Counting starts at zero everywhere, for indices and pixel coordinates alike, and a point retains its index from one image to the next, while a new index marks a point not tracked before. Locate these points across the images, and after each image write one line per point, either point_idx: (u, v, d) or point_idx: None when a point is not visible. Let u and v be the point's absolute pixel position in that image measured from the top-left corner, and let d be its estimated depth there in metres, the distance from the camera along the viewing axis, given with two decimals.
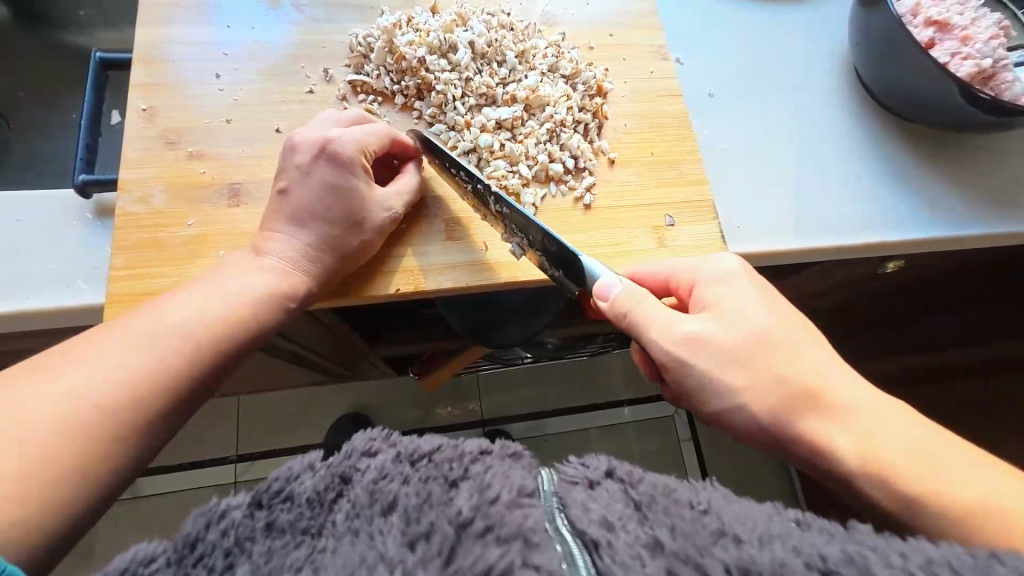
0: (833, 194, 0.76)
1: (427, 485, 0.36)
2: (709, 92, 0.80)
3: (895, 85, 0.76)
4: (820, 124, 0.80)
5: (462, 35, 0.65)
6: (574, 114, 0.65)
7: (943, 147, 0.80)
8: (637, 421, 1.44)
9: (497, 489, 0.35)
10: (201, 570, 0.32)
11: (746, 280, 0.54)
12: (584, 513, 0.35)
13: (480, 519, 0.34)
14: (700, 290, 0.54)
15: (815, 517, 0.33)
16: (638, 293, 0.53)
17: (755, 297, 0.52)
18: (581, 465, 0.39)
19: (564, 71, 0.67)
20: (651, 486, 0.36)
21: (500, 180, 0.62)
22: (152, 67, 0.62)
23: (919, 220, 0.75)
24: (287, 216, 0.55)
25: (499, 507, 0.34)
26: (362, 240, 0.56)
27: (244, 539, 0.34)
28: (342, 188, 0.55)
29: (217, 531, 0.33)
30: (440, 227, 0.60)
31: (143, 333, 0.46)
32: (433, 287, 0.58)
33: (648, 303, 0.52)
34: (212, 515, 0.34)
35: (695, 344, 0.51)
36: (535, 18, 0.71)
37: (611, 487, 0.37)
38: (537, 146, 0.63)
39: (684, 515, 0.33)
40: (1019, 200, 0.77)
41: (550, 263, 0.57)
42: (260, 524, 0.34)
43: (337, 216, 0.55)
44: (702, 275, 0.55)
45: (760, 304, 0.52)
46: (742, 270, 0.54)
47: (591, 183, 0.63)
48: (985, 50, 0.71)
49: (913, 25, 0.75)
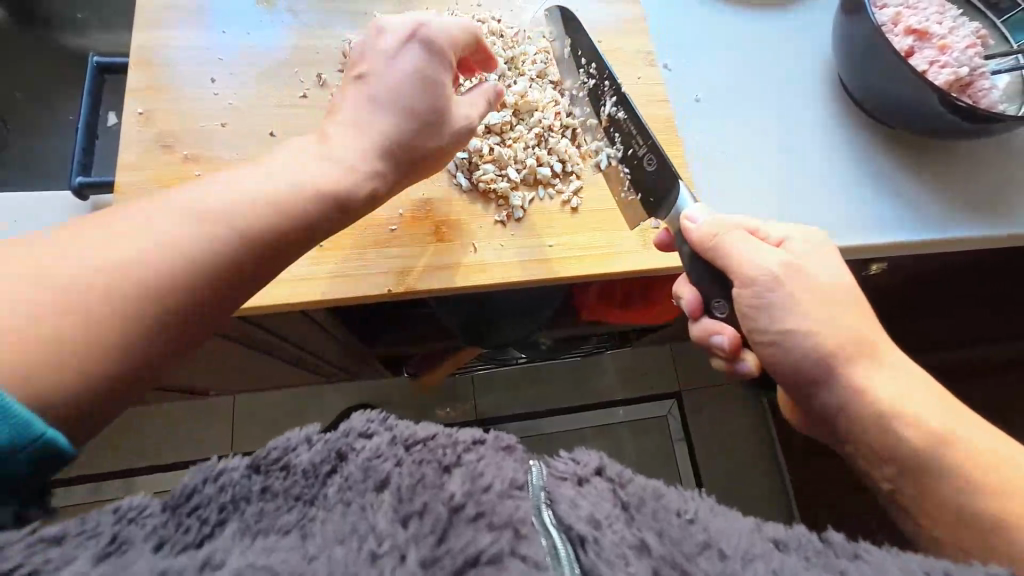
0: (814, 196, 0.78)
1: (422, 467, 0.38)
2: (695, 97, 0.82)
3: (879, 91, 0.78)
4: (804, 131, 0.82)
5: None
6: (562, 118, 0.67)
7: (927, 152, 0.82)
8: (629, 420, 1.45)
9: (490, 478, 0.37)
10: (195, 521, 0.34)
11: (833, 246, 0.56)
12: (573, 509, 0.37)
13: (471, 505, 0.36)
14: (792, 243, 0.55)
15: (795, 539, 0.35)
16: (724, 222, 0.56)
17: (840, 268, 0.54)
18: (571, 461, 0.42)
19: (553, 78, 0.69)
20: (640, 488, 0.39)
21: (489, 183, 0.63)
22: (150, 71, 0.63)
23: (898, 223, 0.78)
24: (365, 99, 0.56)
25: (491, 496, 0.36)
26: (433, 144, 0.57)
27: (240, 499, 0.35)
28: (432, 82, 0.57)
29: (217, 487, 0.35)
30: (431, 228, 0.61)
31: (128, 237, 0.42)
32: (423, 287, 0.58)
33: (739, 235, 0.54)
34: (210, 474, 0.36)
35: (787, 274, 0.52)
36: (526, 24, 0.72)
37: (600, 485, 0.40)
38: (525, 151, 0.65)
39: (673, 522, 0.36)
40: (998, 202, 0.79)
41: (633, 187, 0.64)
42: (255, 487, 0.36)
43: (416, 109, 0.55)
44: (795, 232, 0.56)
45: (841, 268, 0.54)
46: (829, 242, 0.56)
47: (578, 187, 0.65)
48: (962, 59, 0.73)
49: (894, 33, 0.77)
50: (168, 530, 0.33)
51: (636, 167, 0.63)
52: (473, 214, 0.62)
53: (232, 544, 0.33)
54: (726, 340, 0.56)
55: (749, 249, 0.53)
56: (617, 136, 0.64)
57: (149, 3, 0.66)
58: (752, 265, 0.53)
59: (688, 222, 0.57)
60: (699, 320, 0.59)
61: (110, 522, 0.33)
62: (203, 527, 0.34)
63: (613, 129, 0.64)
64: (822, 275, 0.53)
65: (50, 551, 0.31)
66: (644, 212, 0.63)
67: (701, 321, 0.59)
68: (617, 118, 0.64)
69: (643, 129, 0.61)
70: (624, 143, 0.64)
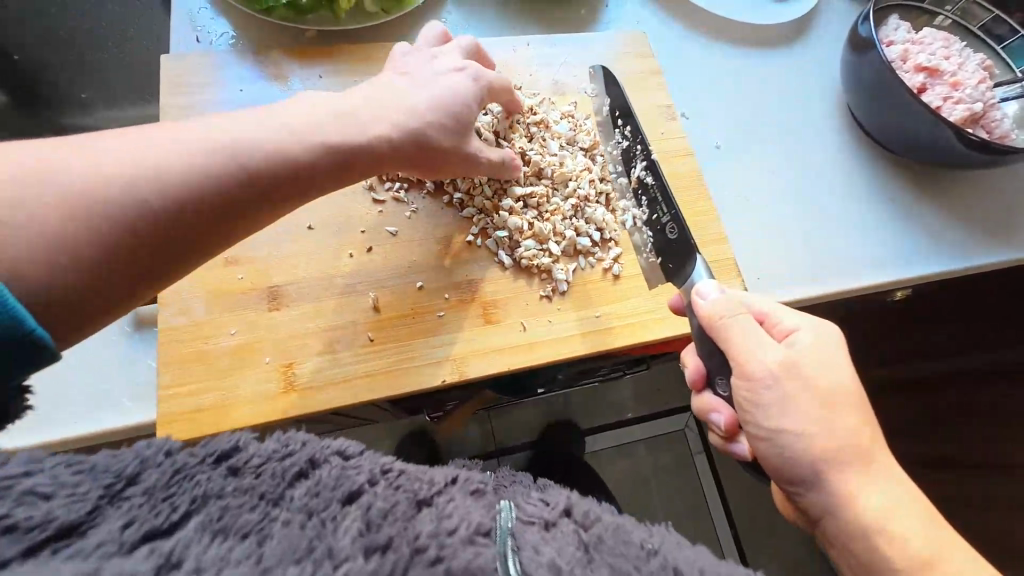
0: (842, 236, 0.79)
1: (396, 495, 0.38)
2: (716, 144, 0.82)
3: (893, 127, 0.79)
4: (823, 170, 0.83)
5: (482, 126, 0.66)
6: (596, 186, 0.67)
7: (943, 181, 0.83)
8: (645, 437, 1.26)
9: (457, 522, 0.37)
10: (165, 508, 0.33)
11: (839, 345, 0.54)
12: (535, 555, 0.37)
13: (434, 548, 0.35)
14: (798, 334, 0.54)
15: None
16: (733, 305, 0.55)
17: (845, 363, 0.52)
18: (540, 505, 0.43)
19: (583, 144, 0.69)
20: (602, 528, 0.41)
21: (531, 260, 0.62)
22: None
23: (923, 256, 0.79)
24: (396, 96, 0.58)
25: (455, 540, 0.36)
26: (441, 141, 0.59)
27: (209, 493, 0.35)
28: (465, 92, 0.60)
29: (189, 482, 0.35)
30: (477, 310, 0.60)
31: (116, 158, 0.43)
32: (477, 374, 0.58)
33: (743, 319, 0.54)
34: (188, 469, 0.36)
35: (787, 368, 0.51)
36: (547, 89, 0.74)
37: (565, 529, 0.41)
38: (563, 222, 0.65)
39: (633, 552, 0.40)
40: (1016, 226, 0.81)
41: (652, 250, 0.65)
42: (227, 482, 0.36)
43: (443, 109, 0.58)
44: (805, 323, 0.54)
45: (845, 366, 0.52)
46: (838, 337, 0.54)
47: (617, 254, 0.65)
48: (975, 95, 0.75)
49: (904, 70, 0.78)
50: (139, 513, 0.33)
51: (660, 233, 0.64)
52: (519, 293, 0.62)
53: (192, 538, 0.32)
54: (722, 421, 0.58)
55: (752, 339, 0.53)
56: (644, 198, 0.66)
57: (175, 100, 0.65)
58: (752, 358, 0.52)
59: (698, 297, 0.56)
60: (702, 393, 0.60)
61: (98, 491, 0.33)
62: (171, 513, 0.33)
63: (640, 192, 0.66)
64: (826, 369, 0.52)
65: (36, 508, 0.31)
66: (664, 277, 0.63)
67: (702, 394, 0.60)
68: (646, 181, 0.66)
69: (666, 197, 0.63)
70: (648, 207, 0.65)
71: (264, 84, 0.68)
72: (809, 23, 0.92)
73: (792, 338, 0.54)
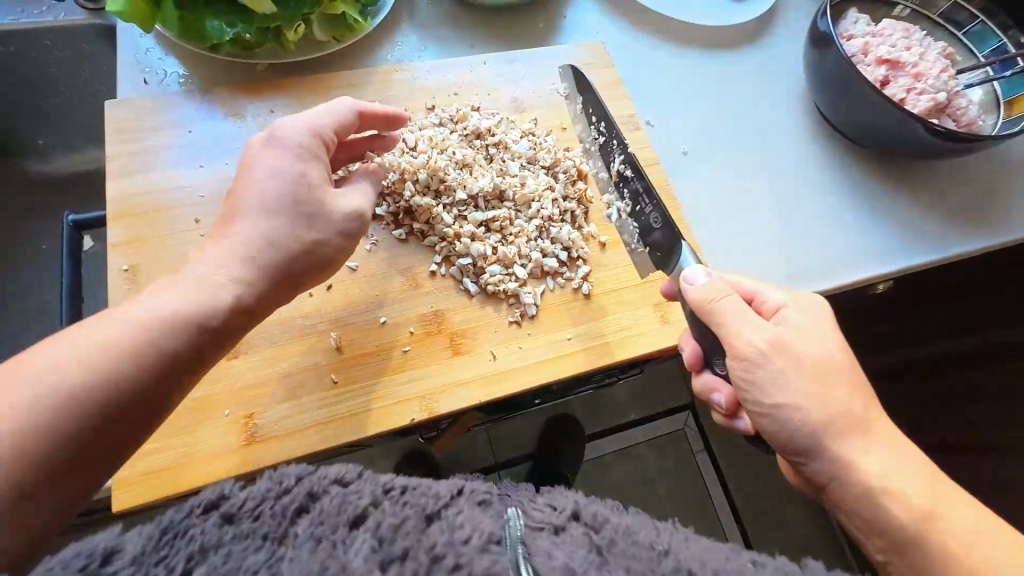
0: (817, 234, 0.78)
1: (405, 511, 0.39)
2: (683, 150, 0.81)
3: (860, 121, 0.79)
4: (793, 168, 0.82)
5: (435, 160, 0.64)
6: (560, 204, 0.65)
7: (914, 171, 0.83)
8: (647, 438, 1.26)
9: (469, 531, 0.38)
10: (162, 569, 0.34)
11: (828, 323, 0.53)
12: (548, 560, 0.39)
13: (451, 556, 0.37)
14: (786, 312, 0.53)
15: (769, 558, 0.40)
16: (722, 286, 0.54)
17: (835, 337, 0.52)
18: (548, 510, 0.44)
19: (545, 162, 0.67)
20: (612, 530, 0.42)
21: (497, 286, 0.61)
22: (128, 221, 0.59)
23: (900, 248, 0.78)
24: (238, 215, 0.52)
25: (471, 548, 0.37)
26: (314, 237, 0.53)
27: (207, 545, 0.35)
28: (295, 179, 0.53)
29: (181, 538, 0.35)
30: (446, 342, 0.59)
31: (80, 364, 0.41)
32: (448, 409, 0.56)
33: (733, 298, 0.52)
34: (177, 526, 0.36)
35: (781, 347, 0.50)
36: (506, 108, 0.72)
37: (574, 533, 0.43)
38: (528, 244, 0.63)
39: (645, 555, 0.40)
40: (990, 210, 0.80)
41: (640, 239, 0.64)
42: (225, 533, 0.36)
43: (280, 206, 0.52)
44: (792, 299, 0.54)
45: (835, 345, 0.51)
46: (825, 310, 0.54)
47: (587, 272, 0.63)
48: (938, 84, 0.75)
49: (866, 64, 0.78)
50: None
51: (644, 224, 0.64)
52: (488, 321, 0.60)
53: None
54: (722, 398, 0.56)
55: (745, 318, 0.51)
56: (627, 191, 0.66)
57: (119, 149, 0.63)
58: (744, 339, 0.50)
59: (686, 281, 0.55)
60: (700, 373, 0.58)
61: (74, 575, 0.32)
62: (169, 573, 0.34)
63: (622, 185, 0.66)
64: (818, 344, 0.51)
65: None
66: (654, 265, 0.63)
67: (700, 374, 0.59)
68: (626, 174, 0.66)
69: (648, 189, 0.63)
70: (629, 199, 0.65)
71: (213, 124, 0.66)
72: (769, 21, 0.92)
73: (781, 317, 0.53)
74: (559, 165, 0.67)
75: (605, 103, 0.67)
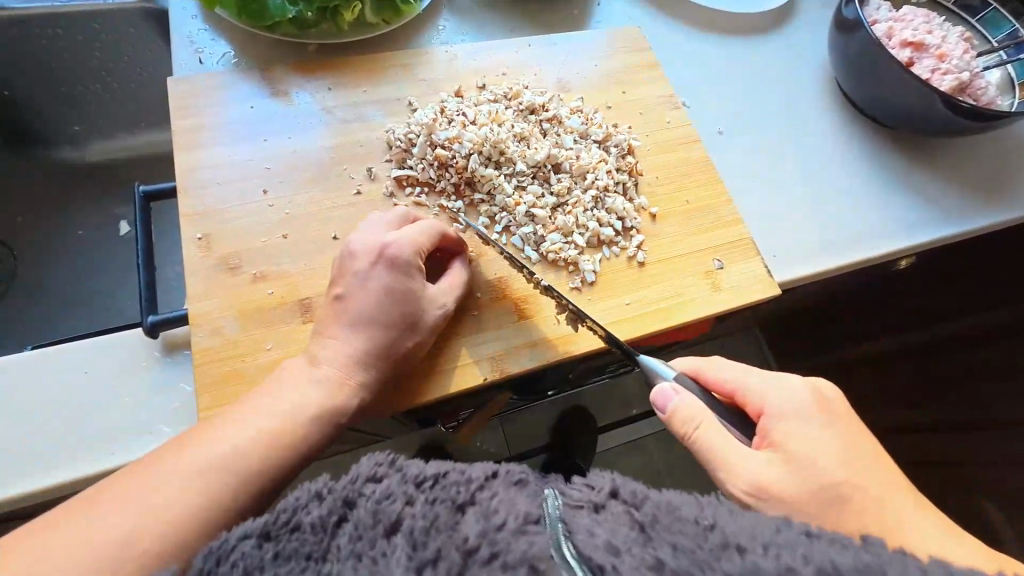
0: (848, 208, 0.82)
1: (434, 508, 0.36)
2: (718, 130, 0.84)
3: (886, 100, 0.82)
4: (823, 147, 0.85)
5: (494, 133, 0.66)
6: (613, 176, 0.68)
7: (935, 149, 0.86)
8: (655, 431, 1.16)
9: (503, 516, 0.36)
10: None
11: (812, 415, 0.47)
12: (589, 538, 0.35)
13: (485, 546, 0.34)
14: (771, 426, 0.47)
15: (823, 529, 0.35)
16: (698, 411, 0.48)
17: (826, 442, 0.45)
18: (585, 488, 0.40)
19: (596, 137, 0.70)
20: (654, 505, 0.37)
21: (558, 252, 0.63)
22: (195, 193, 0.61)
23: (927, 221, 0.82)
24: (342, 323, 0.54)
25: (505, 533, 0.35)
26: (415, 341, 0.55)
27: (254, 569, 0.34)
28: (400, 292, 0.54)
29: (228, 565, 0.34)
30: (511, 307, 0.61)
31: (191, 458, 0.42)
32: (517, 368, 0.58)
33: (709, 423, 0.48)
34: (222, 552, 0.35)
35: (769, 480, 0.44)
36: (552, 86, 0.75)
37: (616, 510, 0.38)
38: (585, 214, 0.66)
39: (690, 530, 0.35)
40: (1006, 187, 0.84)
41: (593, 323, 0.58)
42: (268, 555, 0.34)
43: (391, 323, 0.53)
44: (774, 405, 0.48)
45: (831, 445, 0.45)
46: (814, 407, 0.47)
47: (640, 241, 0.66)
48: (961, 64, 0.79)
49: (891, 47, 0.81)
50: None
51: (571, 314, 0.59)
52: (550, 287, 0.62)
53: None
54: None
55: (722, 449, 0.46)
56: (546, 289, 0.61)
57: (183, 124, 0.64)
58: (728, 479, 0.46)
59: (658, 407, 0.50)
60: None
61: None
62: None
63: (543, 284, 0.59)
64: (806, 464, 0.44)
65: None
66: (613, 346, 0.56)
67: None
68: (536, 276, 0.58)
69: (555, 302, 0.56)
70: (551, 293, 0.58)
71: (269, 102, 0.67)
72: (792, 7, 0.96)
73: (765, 428, 0.47)
74: (608, 141, 0.71)
75: (493, 211, 0.62)
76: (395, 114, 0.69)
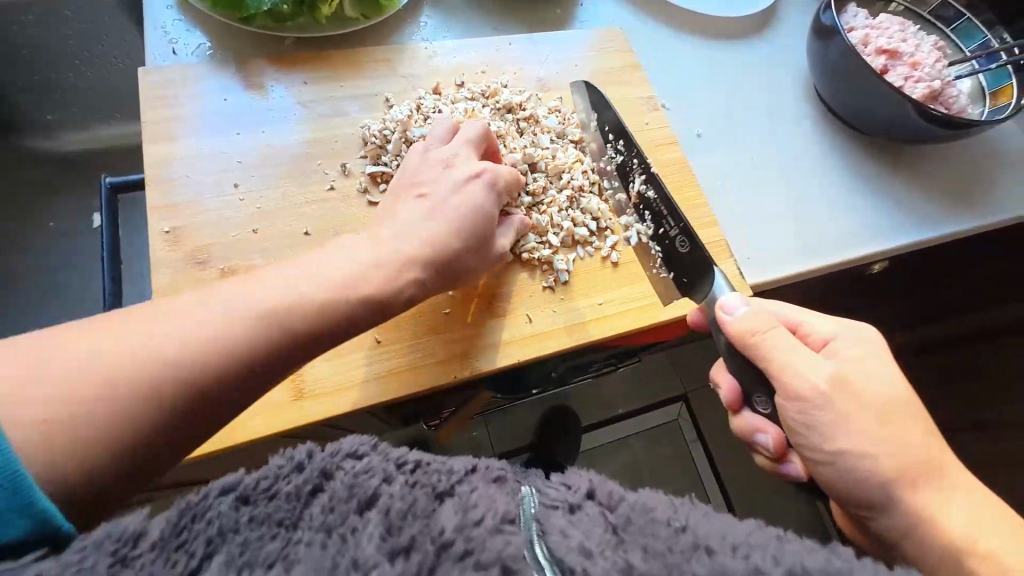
0: (822, 212, 0.83)
1: (414, 492, 0.36)
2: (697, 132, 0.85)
3: (860, 106, 0.83)
4: (799, 151, 0.87)
5: None
6: (589, 177, 0.69)
7: (909, 157, 0.88)
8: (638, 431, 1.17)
9: (482, 511, 0.35)
10: (184, 556, 0.32)
11: (878, 352, 0.51)
12: (563, 540, 0.35)
13: (460, 541, 0.34)
14: (838, 348, 0.51)
15: (795, 535, 0.35)
16: (765, 318, 0.52)
17: (888, 374, 0.49)
18: (563, 487, 0.39)
19: (573, 137, 0.71)
20: (629, 507, 0.38)
21: (531, 252, 0.64)
22: (165, 185, 0.60)
23: (897, 227, 0.83)
24: None
25: (482, 530, 0.34)
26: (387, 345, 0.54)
27: (228, 530, 0.33)
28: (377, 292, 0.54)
29: (202, 522, 0.33)
30: (484, 305, 0.61)
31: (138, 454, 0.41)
32: (488, 367, 0.58)
33: (779, 331, 0.51)
34: (198, 509, 0.33)
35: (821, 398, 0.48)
36: (533, 85, 0.75)
37: (591, 511, 0.38)
38: (560, 214, 0.66)
39: (663, 533, 0.35)
40: (977, 195, 0.86)
41: (662, 264, 0.64)
42: (244, 517, 0.34)
43: None
44: (839, 332, 0.52)
45: (891, 373, 0.49)
46: (877, 343, 0.52)
47: (615, 242, 0.66)
48: (933, 73, 0.80)
49: (866, 54, 0.83)
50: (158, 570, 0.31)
51: (669, 247, 0.63)
52: (524, 286, 0.63)
53: None
54: (768, 438, 0.54)
55: (791, 350, 0.50)
56: (648, 214, 0.65)
57: (154, 114, 0.63)
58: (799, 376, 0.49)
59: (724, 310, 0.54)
60: (741, 413, 0.56)
61: (104, 561, 0.30)
62: (189, 560, 0.31)
63: (642, 207, 0.66)
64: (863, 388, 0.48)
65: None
66: (675, 292, 0.63)
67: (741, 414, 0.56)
68: (648, 197, 0.66)
69: (674, 215, 0.63)
70: (653, 223, 0.65)
71: (243, 95, 0.67)
72: (774, 12, 0.97)
73: (832, 348, 0.51)
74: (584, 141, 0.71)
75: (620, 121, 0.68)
76: (372, 111, 0.69)
